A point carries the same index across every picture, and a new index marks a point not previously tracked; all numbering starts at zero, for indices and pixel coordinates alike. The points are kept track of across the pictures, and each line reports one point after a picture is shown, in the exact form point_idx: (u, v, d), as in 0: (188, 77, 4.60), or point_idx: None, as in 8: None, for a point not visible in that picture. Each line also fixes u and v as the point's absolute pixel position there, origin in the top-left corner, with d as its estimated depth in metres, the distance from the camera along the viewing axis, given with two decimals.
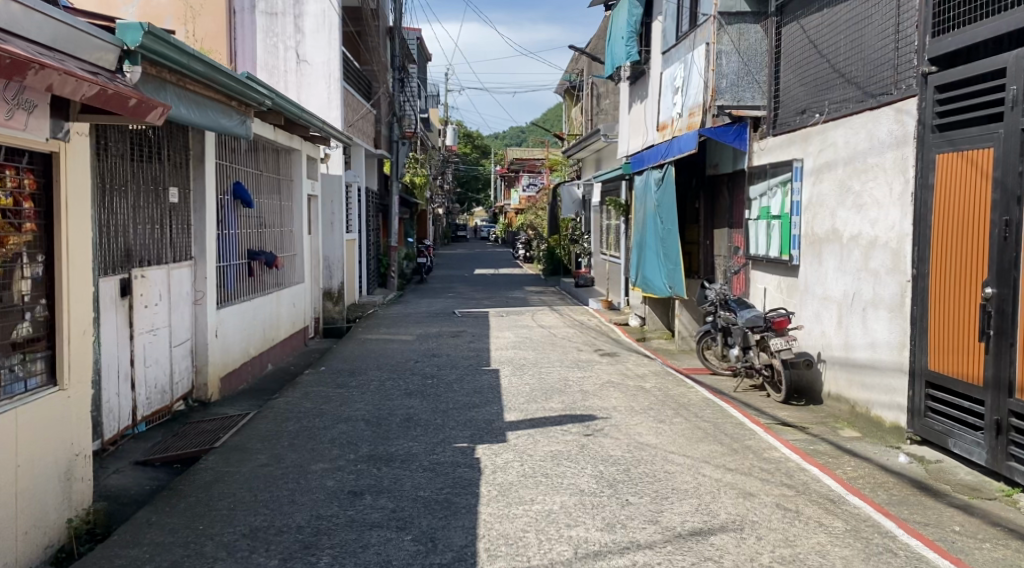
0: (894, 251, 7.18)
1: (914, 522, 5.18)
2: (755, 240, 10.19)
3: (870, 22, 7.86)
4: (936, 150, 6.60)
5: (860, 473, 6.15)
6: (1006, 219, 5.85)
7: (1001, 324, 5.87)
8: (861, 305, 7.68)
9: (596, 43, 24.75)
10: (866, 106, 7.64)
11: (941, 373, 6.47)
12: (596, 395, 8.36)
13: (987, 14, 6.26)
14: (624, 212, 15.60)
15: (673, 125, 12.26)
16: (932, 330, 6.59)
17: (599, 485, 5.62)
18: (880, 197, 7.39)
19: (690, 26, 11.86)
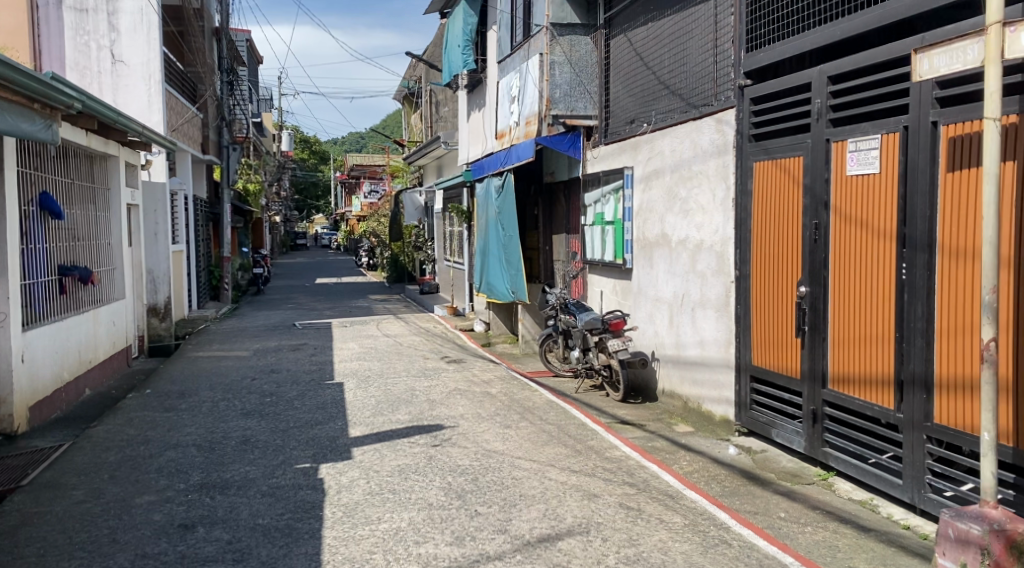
0: (718, 254, 7.58)
1: (744, 511, 5.48)
2: (591, 245, 10.50)
3: (691, 37, 8.25)
4: (754, 158, 7.03)
5: (694, 467, 6.43)
6: (816, 223, 6.30)
7: (815, 321, 6.31)
8: (690, 306, 8.05)
9: (433, 50, 24.78)
10: (689, 116, 8.05)
11: (764, 367, 6.90)
12: (443, 404, 8.34)
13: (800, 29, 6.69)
14: (467, 219, 15.65)
15: (510, 133, 12.44)
16: (755, 327, 7.01)
17: (447, 497, 5.60)
18: (704, 203, 7.79)
19: (524, 36, 12.07)
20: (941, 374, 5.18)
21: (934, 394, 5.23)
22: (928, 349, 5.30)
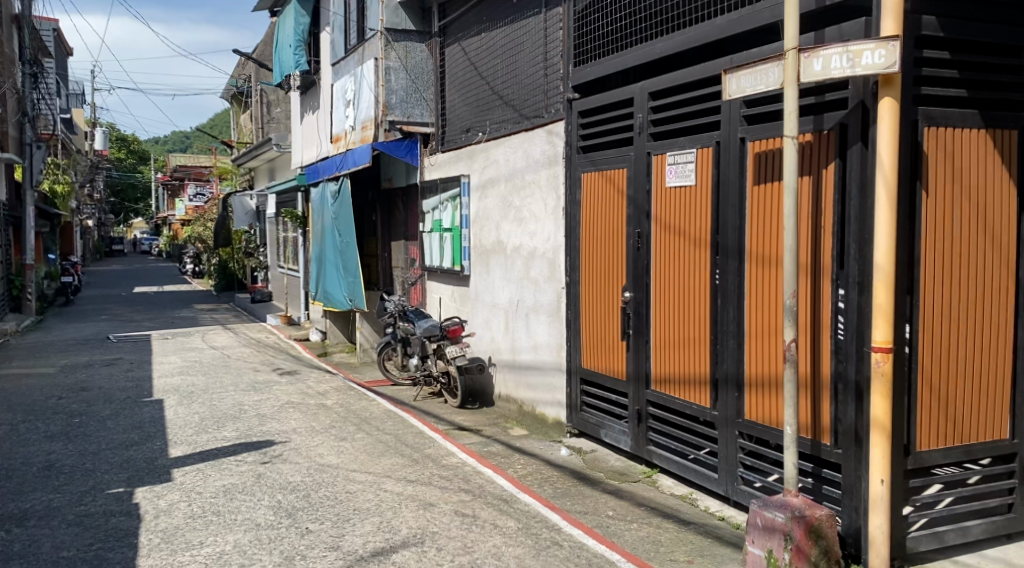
0: (550, 261, 7.80)
1: (575, 512, 5.67)
2: (430, 252, 10.53)
3: (522, 49, 8.44)
4: (581, 169, 7.29)
5: (528, 471, 6.58)
6: (638, 231, 6.60)
7: (638, 325, 6.61)
8: (524, 312, 8.23)
9: (263, 49, 24.03)
10: (522, 127, 8.24)
11: (593, 371, 7.16)
12: (273, 418, 8.11)
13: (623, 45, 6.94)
14: (301, 224, 15.28)
15: (345, 137, 12.27)
16: (585, 332, 7.26)
17: (276, 516, 5.45)
18: (537, 211, 8.00)
19: (358, 40, 11.94)
20: (750, 373, 5.55)
21: (745, 392, 5.60)
22: (739, 350, 5.66)
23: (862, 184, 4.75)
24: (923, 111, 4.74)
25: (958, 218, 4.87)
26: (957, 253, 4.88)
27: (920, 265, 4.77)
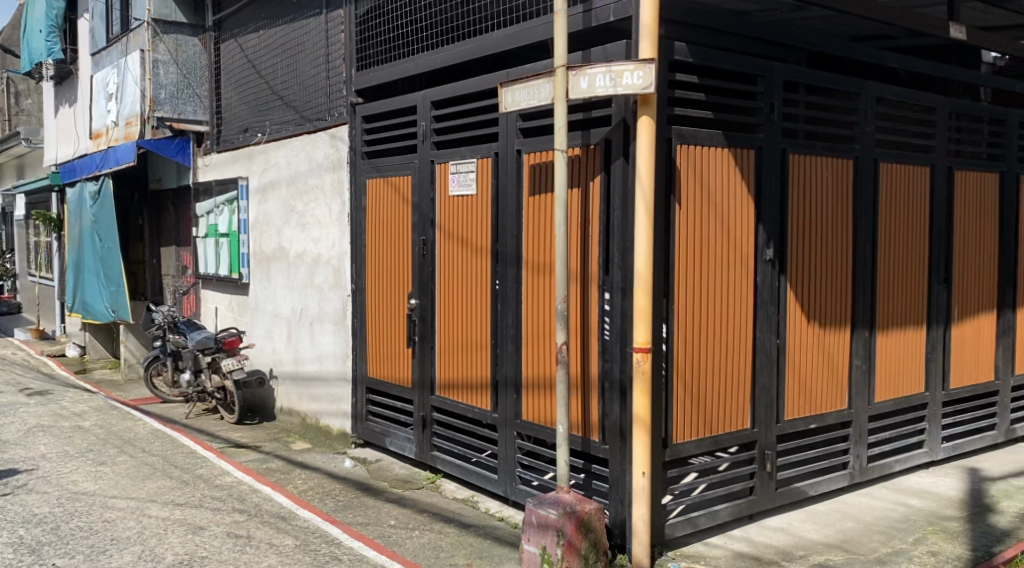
0: (334, 268, 7.68)
1: (356, 524, 5.62)
2: (205, 259, 10.02)
3: (302, 49, 8.26)
4: (365, 174, 7.25)
5: (309, 485, 6.44)
6: (423, 238, 6.66)
7: (423, 331, 6.66)
8: (308, 320, 8.04)
9: (10, 33, 21.80)
10: (303, 129, 8.07)
11: (378, 379, 7.14)
12: (19, 444, 7.38)
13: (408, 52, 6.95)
14: (56, 228, 14.01)
15: (107, 134, 11.41)
16: (371, 340, 7.22)
17: (18, 554, 4.98)
18: (320, 216, 7.85)
19: (121, 30, 11.13)
20: (527, 375, 5.76)
21: (522, 393, 5.81)
22: (516, 353, 5.86)
23: (625, 195, 5.07)
24: (676, 130, 5.14)
25: (707, 229, 5.34)
26: (706, 260, 5.34)
27: (675, 271, 5.17)
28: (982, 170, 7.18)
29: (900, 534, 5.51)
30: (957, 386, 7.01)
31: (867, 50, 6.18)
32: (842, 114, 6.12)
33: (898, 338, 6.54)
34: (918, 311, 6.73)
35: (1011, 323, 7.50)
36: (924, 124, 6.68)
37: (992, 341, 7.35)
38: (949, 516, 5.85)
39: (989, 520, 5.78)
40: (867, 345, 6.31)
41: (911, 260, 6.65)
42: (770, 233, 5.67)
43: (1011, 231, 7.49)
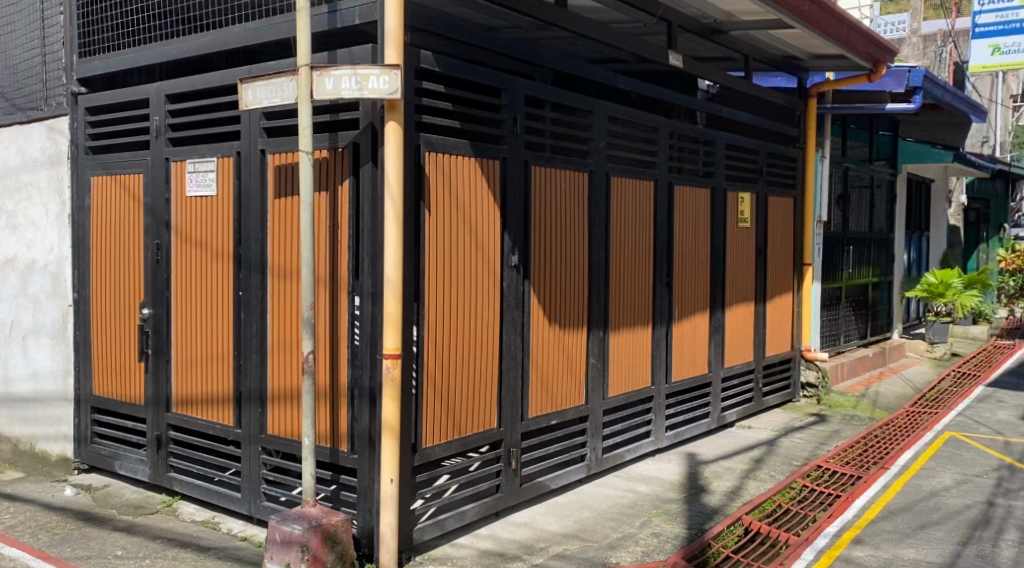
0: (53, 275, 6.97)
1: (76, 558, 5.16)
2: None
3: (13, 29, 7.40)
4: (90, 172, 6.67)
5: (20, 520, 5.81)
6: (157, 243, 6.24)
7: (158, 343, 6.24)
8: (20, 335, 7.21)
9: None
10: (14, 119, 7.25)
11: (106, 397, 6.59)
12: None
13: (141, 40, 6.45)
14: None
15: None
16: (97, 355, 6.65)
17: None
18: (35, 218, 7.09)
19: None
20: (272, 388, 5.58)
21: (268, 406, 5.61)
22: (261, 363, 5.65)
23: (373, 202, 5.05)
24: (424, 137, 5.20)
25: (456, 235, 5.45)
26: (455, 266, 5.45)
27: (424, 277, 5.23)
28: (696, 185, 7.95)
29: (627, 519, 5.97)
30: (678, 379, 7.70)
31: (600, 71, 6.63)
32: (578, 129, 6.51)
33: (628, 337, 7.07)
34: (645, 312, 7.31)
35: (722, 321, 8.36)
36: (649, 141, 7.28)
37: (706, 338, 8.16)
38: (670, 498, 6.43)
39: (703, 500, 6.43)
40: (601, 344, 6.76)
41: (639, 265, 7.22)
42: (514, 240, 5.91)
43: (720, 239, 8.35)
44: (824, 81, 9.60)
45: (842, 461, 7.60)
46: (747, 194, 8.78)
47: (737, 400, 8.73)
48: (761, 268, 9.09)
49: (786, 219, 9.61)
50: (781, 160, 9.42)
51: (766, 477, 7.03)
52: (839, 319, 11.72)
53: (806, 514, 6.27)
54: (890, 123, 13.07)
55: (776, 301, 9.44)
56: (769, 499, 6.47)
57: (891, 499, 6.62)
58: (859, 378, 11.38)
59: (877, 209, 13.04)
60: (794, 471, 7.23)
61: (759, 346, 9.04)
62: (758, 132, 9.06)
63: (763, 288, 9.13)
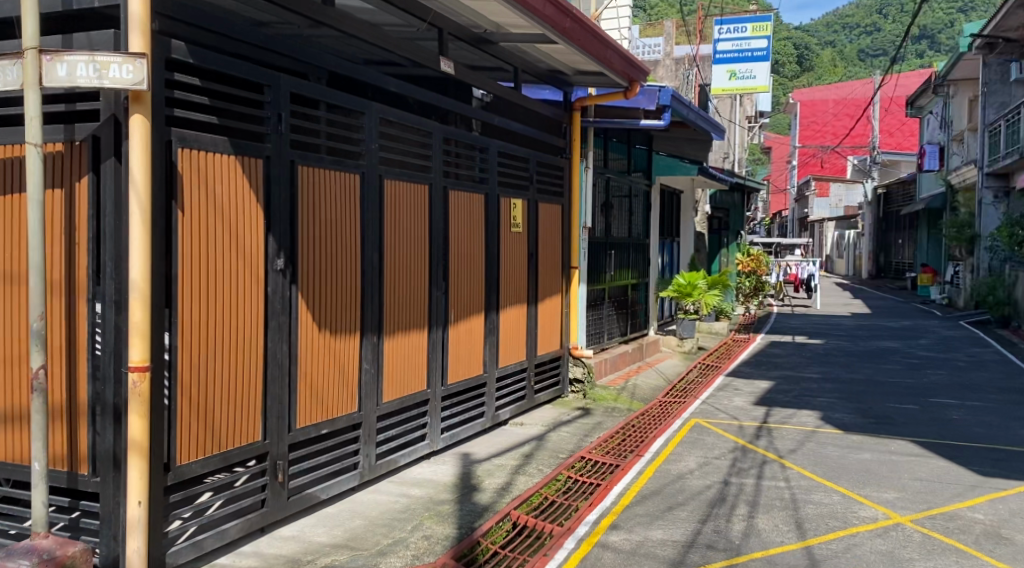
0: None
1: None
2: None
3: None
4: None
5: None
6: None
7: None
8: None
9: None
10: None
11: None
12: None
13: None
14: None
15: None
16: None
17: None
18: None
19: None
20: None
21: None
22: None
23: (117, 201, 4.65)
24: (176, 132, 4.86)
25: (213, 239, 5.14)
26: (211, 271, 5.13)
27: (177, 282, 4.89)
28: (469, 190, 8.04)
29: (398, 524, 5.92)
30: (453, 381, 7.74)
31: (370, 72, 6.53)
32: (348, 130, 6.37)
33: (403, 342, 7.00)
34: (421, 315, 7.27)
35: (495, 324, 8.51)
36: (422, 146, 7.28)
37: (481, 339, 8.26)
38: (442, 500, 6.46)
39: (473, 499, 6.52)
40: (375, 349, 6.65)
41: (414, 269, 7.17)
42: (280, 243, 5.67)
43: (494, 243, 8.51)
44: (587, 95, 10.10)
45: (603, 451, 8.01)
46: (518, 200, 9.02)
47: (510, 399, 8.92)
48: (532, 271, 9.36)
49: (555, 225, 9.97)
50: (550, 168, 9.77)
51: (534, 472, 7.25)
52: (603, 319, 12.36)
53: (569, 504, 6.54)
54: (646, 138, 14.01)
55: (546, 303, 9.77)
56: (536, 493, 6.68)
57: (645, 484, 7.05)
58: (620, 373, 12.07)
59: (636, 216, 13.90)
60: (560, 464, 7.52)
61: (531, 346, 9.31)
62: (528, 141, 9.34)
63: (534, 291, 9.41)
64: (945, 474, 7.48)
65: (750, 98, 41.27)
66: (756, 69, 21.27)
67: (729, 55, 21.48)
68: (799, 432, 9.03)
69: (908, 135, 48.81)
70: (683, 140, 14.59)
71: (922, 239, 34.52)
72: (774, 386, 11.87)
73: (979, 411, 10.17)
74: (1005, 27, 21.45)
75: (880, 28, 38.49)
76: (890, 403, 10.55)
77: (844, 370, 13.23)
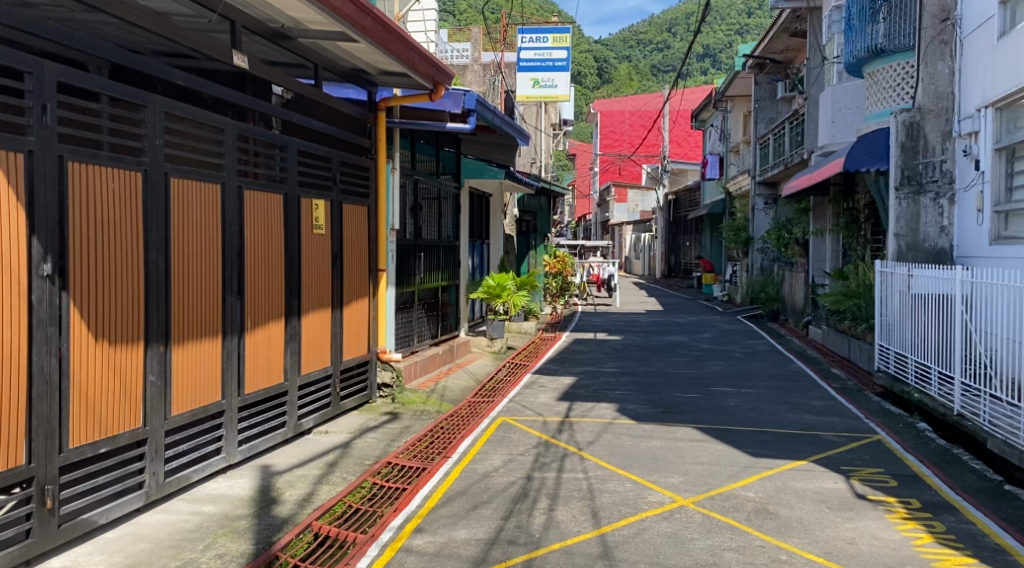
0: None
1: None
2: None
3: None
4: None
5: None
6: None
7: None
8: None
9: None
10: None
11: None
12: None
13: None
14: None
15: None
16: None
17: None
18: None
19: None
20: None
21: None
22: None
23: None
24: None
25: None
26: None
27: None
28: (267, 191, 7.71)
29: (189, 544, 5.58)
30: (251, 390, 7.38)
31: (153, 62, 6.08)
32: (127, 124, 5.91)
33: (193, 351, 6.59)
34: (214, 323, 6.88)
35: (297, 329, 8.22)
36: (214, 143, 6.89)
37: (281, 346, 7.94)
38: (239, 515, 6.15)
39: (272, 512, 6.25)
40: (161, 360, 6.21)
41: (205, 274, 6.77)
42: (47, 246, 5.17)
43: (295, 246, 8.21)
44: (392, 95, 9.97)
45: (410, 455, 7.93)
46: (321, 202, 8.75)
47: (314, 406, 8.64)
48: (337, 274, 9.12)
49: (361, 226, 9.77)
50: (355, 169, 9.57)
51: (338, 480, 7.06)
52: (413, 320, 12.25)
53: (373, 511, 6.41)
54: (453, 141, 14.02)
55: (352, 306, 9.55)
56: (339, 501, 6.51)
57: (450, 485, 7.04)
58: (429, 375, 12.03)
59: (445, 218, 13.91)
60: (365, 470, 7.37)
61: (336, 351, 9.07)
62: (332, 141, 9.10)
63: (338, 295, 9.17)
64: (724, 457, 8.01)
65: (553, 105, 42.63)
66: (557, 78, 21.93)
67: (532, 63, 22.01)
68: (596, 424, 9.37)
69: (693, 145, 52.47)
70: (490, 145, 14.73)
71: (706, 242, 37.01)
72: (575, 381, 12.26)
73: (752, 397, 10.99)
74: (773, 48, 23.42)
75: (669, 44, 40.91)
76: (678, 394, 11.18)
77: (639, 364, 13.90)
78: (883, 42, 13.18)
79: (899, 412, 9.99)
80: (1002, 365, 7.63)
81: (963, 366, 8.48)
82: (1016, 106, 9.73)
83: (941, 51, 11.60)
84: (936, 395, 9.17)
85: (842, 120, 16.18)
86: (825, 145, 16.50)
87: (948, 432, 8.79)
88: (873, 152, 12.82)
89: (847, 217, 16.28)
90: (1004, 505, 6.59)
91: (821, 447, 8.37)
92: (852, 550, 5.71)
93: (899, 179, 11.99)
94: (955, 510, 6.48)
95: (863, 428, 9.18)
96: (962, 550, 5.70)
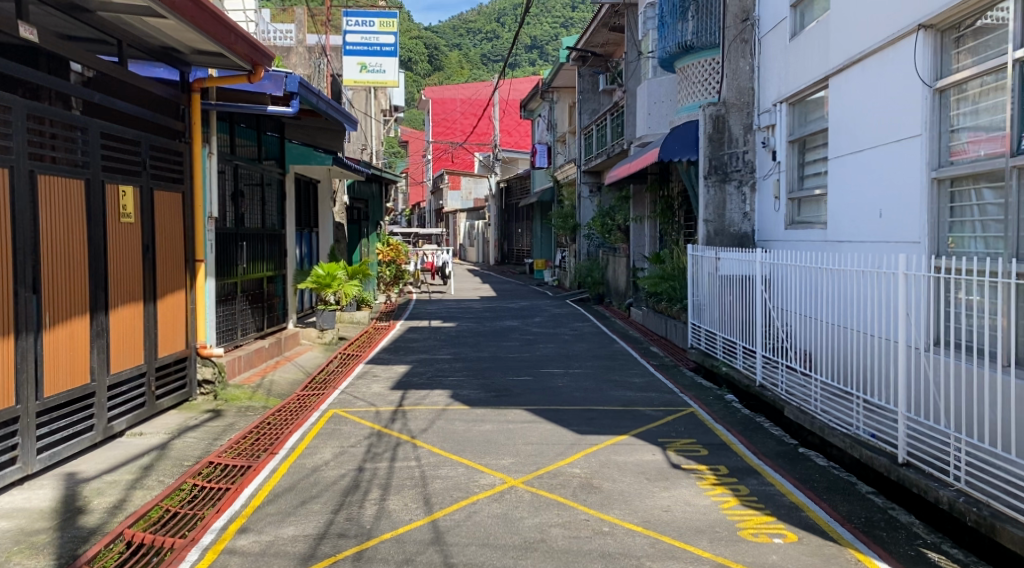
0: None
1: None
2: None
3: None
4: None
5: None
6: None
7: None
8: None
9: None
10: None
11: None
12: None
13: None
14: None
15: None
16: None
17: None
18: None
19: None
20: None
21: None
22: None
23: None
24: None
25: None
26: None
27: None
28: (66, 176, 7.17)
29: None
30: (51, 394, 6.85)
31: None
32: None
33: None
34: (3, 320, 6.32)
35: (103, 326, 7.69)
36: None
37: (85, 345, 7.40)
38: (37, 529, 5.70)
39: (77, 523, 5.85)
40: None
41: None
42: None
43: (99, 236, 7.68)
44: (207, 76, 9.43)
45: (233, 454, 7.63)
46: (128, 188, 8.22)
47: (126, 407, 8.12)
48: (148, 265, 8.60)
49: (174, 214, 9.25)
50: (166, 153, 9.04)
51: (154, 484, 6.69)
52: (235, 314, 11.75)
53: (193, 514, 6.13)
54: (275, 125, 13.52)
55: (166, 300, 9.04)
56: (155, 507, 6.19)
57: (277, 482, 6.83)
58: (255, 370, 11.56)
59: (269, 206, 13.41)
60: (184, 472, 7.03)
61: (149, 348, 8.56)
62: (141, 123, 8.57)
63: (150, 288, 8.65)
64: (551, 436, 8.22)
65: (383, 92, 42.10)
66: (384, 63, 21.62)
67: (358, 47, 21.56)
68: (430, 411, 9.36)
69: (521, 136, 53.47)
70: (315, 131, 14.32)
71: (537, 229, 37.80)
72: (408, 369, 12.24)
73: (579, 377, 11.35)
74: (594, 41, 24.14)
75: (497, 35, 41.35)
76: (509, 377, 11.40)
77: (472, 349, 14.03)
78: (691, 39, 13.91)
79: (709, 385, 10.65)
80: (797, 338, 8.28)
81: (764, 341, 9.14)
82: (806, 102, 10.61)
83: (742, 49, 12.46)
84: (742, 367, 9.84)
85: (657, 113, 16.97)
86: (642, 136, 17.26)
87: (750, 403, 9.45)
88: (683, 143, 13.33)
89: (663, 204, 17.14)
90: (799, 466, 7.15)
91: (640, 422, 8.76)
92: (667, 517, 6.03)
93: (707, 168, 12.49)
94: (758, 473, 6.97)
95: (678, 401, 9.72)
96: (763, 510, 6.15)
